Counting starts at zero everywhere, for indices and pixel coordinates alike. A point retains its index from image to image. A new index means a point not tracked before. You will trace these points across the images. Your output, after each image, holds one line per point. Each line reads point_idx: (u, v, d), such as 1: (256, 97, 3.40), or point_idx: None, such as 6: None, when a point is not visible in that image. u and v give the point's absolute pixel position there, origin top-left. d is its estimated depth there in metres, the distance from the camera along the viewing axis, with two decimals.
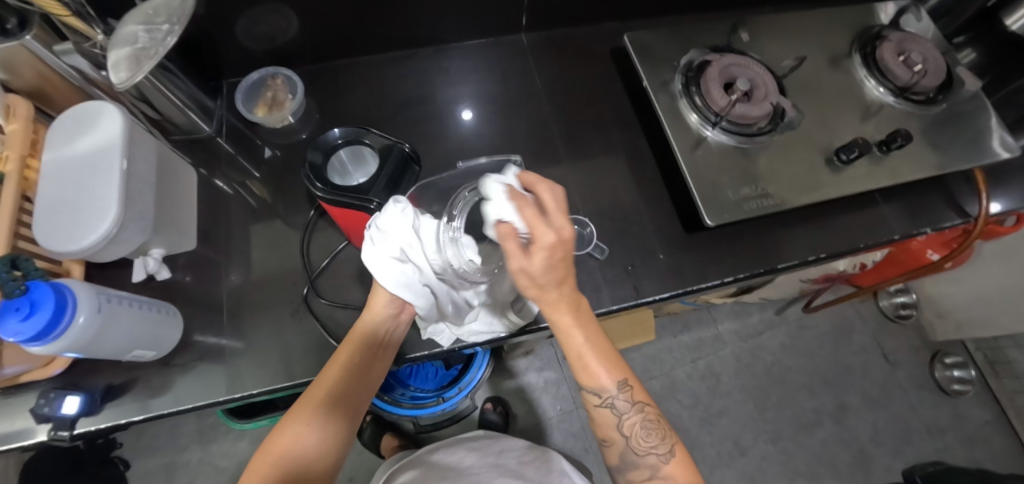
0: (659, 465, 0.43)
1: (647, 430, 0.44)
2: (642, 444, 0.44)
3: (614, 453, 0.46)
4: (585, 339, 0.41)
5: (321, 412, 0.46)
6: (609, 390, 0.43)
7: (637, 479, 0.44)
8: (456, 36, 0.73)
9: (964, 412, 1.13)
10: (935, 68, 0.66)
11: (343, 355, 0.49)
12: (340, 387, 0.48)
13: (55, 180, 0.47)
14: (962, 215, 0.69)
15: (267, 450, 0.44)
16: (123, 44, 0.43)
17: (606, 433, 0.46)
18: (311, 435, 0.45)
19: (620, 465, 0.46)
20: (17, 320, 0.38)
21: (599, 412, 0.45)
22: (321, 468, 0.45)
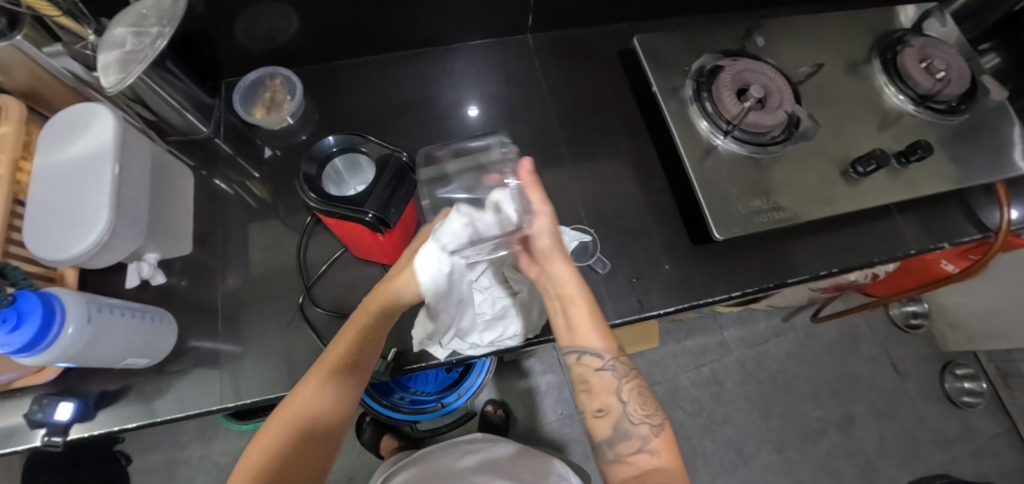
0: (649, 436, 0.44)
1: (643, 399, 0.46)
2: (638, 411, 0.45)
3: (605, 424, 0.45)
4: (586, 310, 0.46)
5: (330, 383, 0.43)
6: (606, 354, 0.46)
7: (625, 451, 0.43)
8: (459, 36, 0.71)
9: (974, 425, 1.11)
10: (959, 75, 0.63)
11: (359, 327, 0.44)
12: (349, 359, 0.44)
13: (46, 185, 0.46)
14: (981, 229, 0.66)
15: (277, 412, 0.43)
16: (112, 47, 0.41)
17: (601, 404, 0.46)
18: (320, 403, 0.43)
19: (612, 436, 0.44)
20: (4, 332, 0.37)
21: (596, 379, 0.46)
22: (329, 432, 0.44)
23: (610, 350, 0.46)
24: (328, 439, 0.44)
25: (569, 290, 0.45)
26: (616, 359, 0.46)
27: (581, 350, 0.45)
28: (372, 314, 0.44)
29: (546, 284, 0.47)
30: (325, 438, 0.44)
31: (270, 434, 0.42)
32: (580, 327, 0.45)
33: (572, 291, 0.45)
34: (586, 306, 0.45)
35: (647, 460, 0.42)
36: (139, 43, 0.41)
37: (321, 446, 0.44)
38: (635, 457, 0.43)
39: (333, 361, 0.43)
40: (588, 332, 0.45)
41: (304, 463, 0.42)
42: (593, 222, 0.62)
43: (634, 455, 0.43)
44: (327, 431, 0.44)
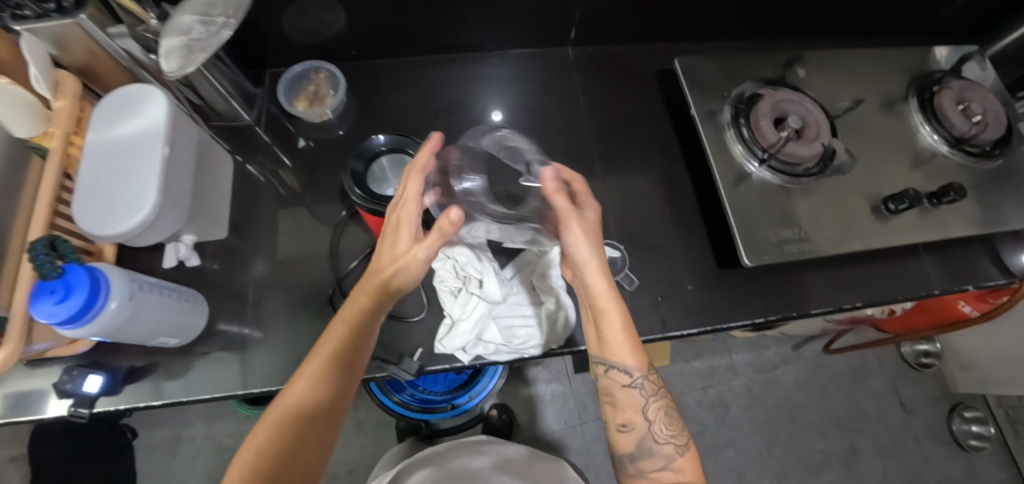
0: (674, 456, 0.45)
1: (670, 419, 0.46)
2: (664, 431, 0.46)
3: (627, 440, 0.46)
4: (622, 325, 0.46)
5: (329, 371, 0.41)
6: (636, 371, 0.46)
7: (648, 467, 0.45)
8: (501, 44, 0.72)
9: (979, 470, 1.10)
10: (996, 121, 0.63)
11: (353, 314, 0.43)
12: (347, 346, 0.42)
13: (95, 162, 0.46)
14: (1006, 274, 0.66)
15: (273, 406, 0.41)
16: (177, 33, 0.42)
17: (626, 419, 0.47)
18: (321, 393, 0.41)
19: (634, 452, 0.46)
20: (52, 303, 0.38)
21: (623, 394, 0.47)
22: (326, 426, 0.42)
23: (640, 368, 0.46)
24: (325, 431, 0.42)
25: (606, 305, 0.46)
26: (646, 377, 0.46)
27: (609, 363, 0.46)
28: (362, 302, 0.43)
29: (583, 294, 0.48)
30: (326, 426, 0.42)
31: (268, 424, 0.40)
32: (614, 342, 0.46)
33: (604, 304, 0.46)
34: (621, 318, 0.46)
35: (671, 476, 0.45)
36: (205, 32, 0.42)
37: (319, 438, 0.41)
38: (657, 473, 0.45)
39: (329, 350, 0.42)
40: (619, 347, 0.46)
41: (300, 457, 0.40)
42: (622, 238, 0.63)
43: (658, 471, 0.45)
44: (330, 418, 0.42)
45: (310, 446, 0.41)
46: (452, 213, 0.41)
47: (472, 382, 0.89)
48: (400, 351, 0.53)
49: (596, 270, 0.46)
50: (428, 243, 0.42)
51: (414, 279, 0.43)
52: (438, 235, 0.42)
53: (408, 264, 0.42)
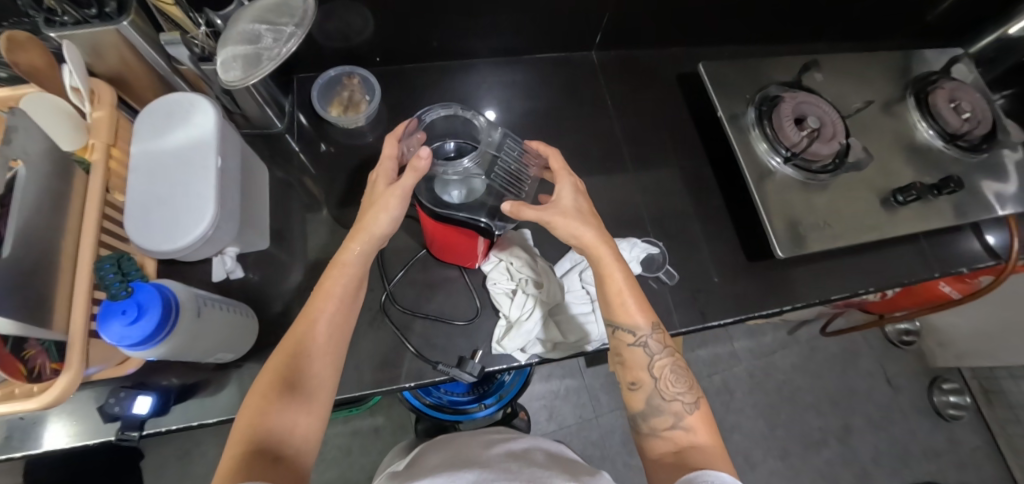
0: (683, 413, 0.43)
1: (676, 376, 0.45)
2: (670, 388, 0.44)
3: (638, 398, 0.45)
4: (624, 276, 0.45)
5: (302, 357, 0.41)
6: (643, 328, 0.45)
7: (660, 425, 0.43)
8: (527, 49, 0.73)
9: (958, 437, 1.20)
10: (984, 118, 0.69)
11: (324, 301, 0.43)
12: (316, 330, 0.42)
13: (145, 175, 0.45)
14: (994, 256, 0.73)
15: (249, 399, 0.39)
16: (240, 42, 0.42)
17: (633, 377, 0.46)
18: (296, 383, 0.40)
19: (645, 409, 0.44)
20: (123, 324, 0.36)
21: (629, 354, 0.46)
22: (310, 415, 0.40)
23: (647, 327, 0.45)
24: (309, 420, 0.39)
25: (611, 272, 0.45)
26: (651, 336, 0.46)
27: (614, 323, 0.46)
28: (326, 289, 0.44)
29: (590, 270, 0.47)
30: (307, 417, 0.39)
31: (242, 421, 0.37)
32: (615, 294, 0.45)
33: (618, 285, 0.45)
34: (622, 271, 0.45)
35: (683, 436, 0.42)
36: (272, 41, 0.42)
37: (303, 428, 0.39)
38: (670, 432, 0.42)
39: (295, 337, 0.41)
40: (625, 309, 0.45)
41: (284, 445, 0.37)
42: (657, 236, 0.66)
43: (670, 430, 0.42)
44: (311, 411, 0.40)
45: (290, 441, 0.37)
46: (420, 152, 0.41)
47: (501, 381, 0.88)
48: (459, 353, 0.55)
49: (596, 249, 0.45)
50: (406, 181, 0.43)
51: (393, 217, 0.45)
52: (414, 173, 0.42)
53: (388, 201, 0.44)
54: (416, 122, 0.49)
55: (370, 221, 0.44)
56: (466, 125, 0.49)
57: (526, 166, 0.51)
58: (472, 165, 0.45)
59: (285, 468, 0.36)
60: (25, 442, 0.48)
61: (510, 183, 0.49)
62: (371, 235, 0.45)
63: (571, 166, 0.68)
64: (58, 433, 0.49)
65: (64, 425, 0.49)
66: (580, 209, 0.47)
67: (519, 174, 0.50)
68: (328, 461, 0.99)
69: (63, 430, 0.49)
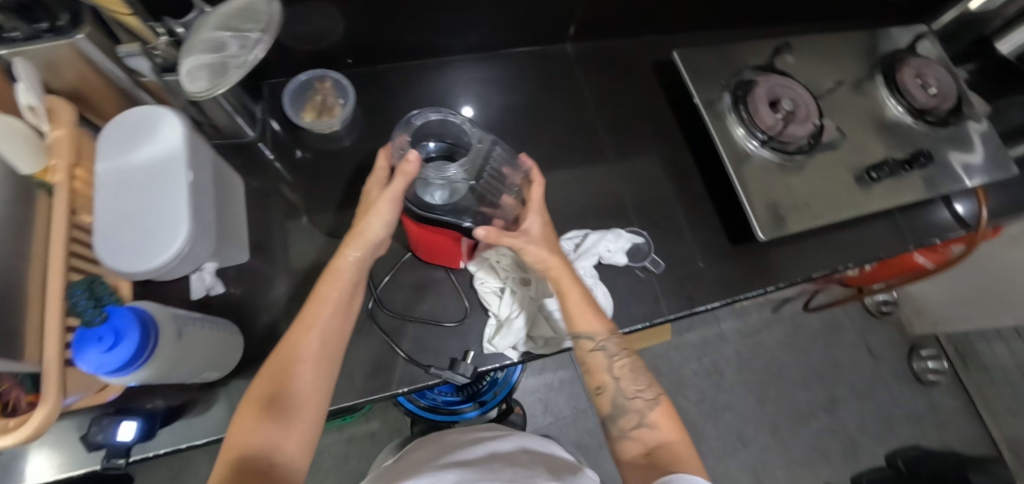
0: (646, 410, 0.42)
1: (637, 374, 0.45)
2: (632, 387, 0.44)
3: (605, 402, 0.44)
4: (582, 293, 0.47)
5: (297, 360, 0.40)
6: (602, 333, 0.45)
7: (628, 426, 0.42)
8: (501, 43, 0.72)
9: (937, 400, 1.25)
10: (948, 93, 0.72)
11: (321, 302, 0.43)
12: (313, 332, 0.41)
13: (113, 193, 0.43)
14: (964, 226, 0.75)
15: (245, 405, 0.38)
16: (204, 51, 0.41)
17: (597, 382, 0.45)
18: (292, 386, 0.38)
19: (612, 412, 0.43)
20: (100, 351, 0.35)
21: (591, 359, 0.45)
22: (305, 422, 0.38)
23: (606, 332, 0.46)
24: (304, 426, 0.38)
25: (569, 288, 0.47)
26: (611, 340, 0.46)
27: (574, 332, 0.46)
28: (322, 293, 0.43)
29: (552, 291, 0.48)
30: (302, 423, 0.38)
31: (236, 426, 0.36)
32: (576, 307, 0.46)
33: (573, 301, 0.46)
34: (579, 287, 0.47)
35: (649, 434, 0.41)
36: (238, 48, 0.40)
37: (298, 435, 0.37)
38: (637, 431, 0.41)
39: (292, 340, 0.41)
40: (584, 318, 0.46)
41: (277, 452, 0.35)
42: (641, 225, 0.66)
43: (636, 429, 0.41)
44: (308, 413, 0.38)
45: (285, 447, 0.36)
46: (409, 155, 0.42)
47: (494, 378, 0.88)
48: (451, 356, 0.54)
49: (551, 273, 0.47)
50: (398, 185, 0.43)
51: (387, 220, 0.44)
52: (404, 178, 0.42)
53: (379, 208, 0.44)
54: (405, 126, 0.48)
55: (364, 228, 0.44)
56: (456, 131, 0.48)
57: (512, 182, 0.51)
58: (457, 171, 0.45)
59: (277, 475, 0.34)
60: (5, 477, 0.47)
61: (494, 190, 0.49)
62: (366, 241, 0.44)
63: (552, 160, 0.68)
64: (39, 466, 0.47)
65: (47, 458, 0.48)
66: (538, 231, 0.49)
67: (504, 178, 0.50)
68: (325, 470, 0.98)
69: (46, 462, 0.47)
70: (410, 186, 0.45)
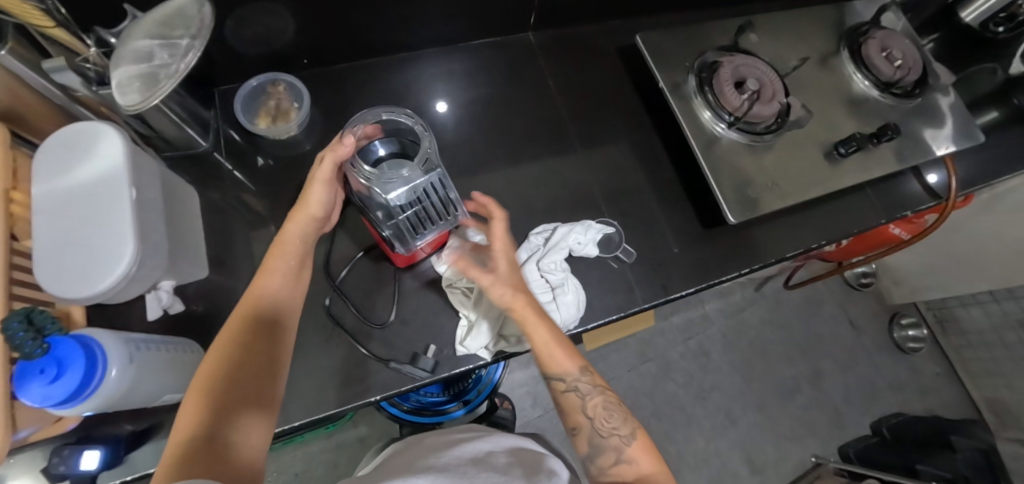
0: (622, 447, 0.43)
1: (610, 411, 0.45)
2: (606, 425, 0.44)
3: (582, 441, 0.45)
4: (549, 331, 0.45)
5: (247, 339, 0.39)
6: (573, 374, 0.45)
7: (606, 464, 0.43)
8: (462, 36, 0.70)
9: (919, 366, 1.27)
10: (913, 64, 0.71)
11: (266, 288, 0.43)
12: (260, 317, 0.41)
13: (52, 216, 0.41)
14: (934, 196, 0.76)
15: (191, 387, 0.36)
16: (135, 61, 0.38)
17: (574, 422, 0.46)
18: (244, 364, 0.38)
19: (590, 451, 0.44)
20: (43, 384, 0.34)
21: (565, 399, 0.46)
22: (259, 400, 0.37)
23: (578, 369, 0.45)
24: (257, 406, 0.37)
25: (533, 331, 0.45)
26: (583, 377, 0.46)
27: (546, 374, 0.46)
28: (269, 273, 0.43)
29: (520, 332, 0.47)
30: (255, 403, 0.37)
31: (183, 414, 0.34)
32: (542, 347, 0.45)
33: (541, 340, 0.45)
34: (546, 326, 0.45)
35: (629, 469, 0.41)
36: (169, 57, 0.38)
37: (251, 415, 0.36)
38: (615, 468, 0.42)
39: (240, 325, 0.40)
40: (552, 357, 0.45)
41: (230, 431, 0.34)
42: (613, 215, 0.65)
43: (615, 466, 0.42)
44: (263, 393, 0.38)
45: (238, 431, 0.34)
46: (343, 140, 0.43)
47: (478, 376, 0.87)
48: (412, 349, 0.54)
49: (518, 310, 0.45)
50: (323, 167, 0.45)
51: (326, 199, 0.48)
52: (331, 158, 0.44)
53: (314, 185, 0.46)
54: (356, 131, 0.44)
55: (307, 202, 0.47)
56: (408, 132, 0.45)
57: (449, 202, 0.49)
58: (410, 174, 0.43)
59: (234, 458, 0.32)
60: None
61: (413, 228, 0.49)
62: (308, 216, 0.47)
63: (520, 153, 0.67)
64: None
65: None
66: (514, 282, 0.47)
67: (433, 220, 0.50)
68: (315, 478, 0.97)
69: None
70: (354, 182, 0.46)
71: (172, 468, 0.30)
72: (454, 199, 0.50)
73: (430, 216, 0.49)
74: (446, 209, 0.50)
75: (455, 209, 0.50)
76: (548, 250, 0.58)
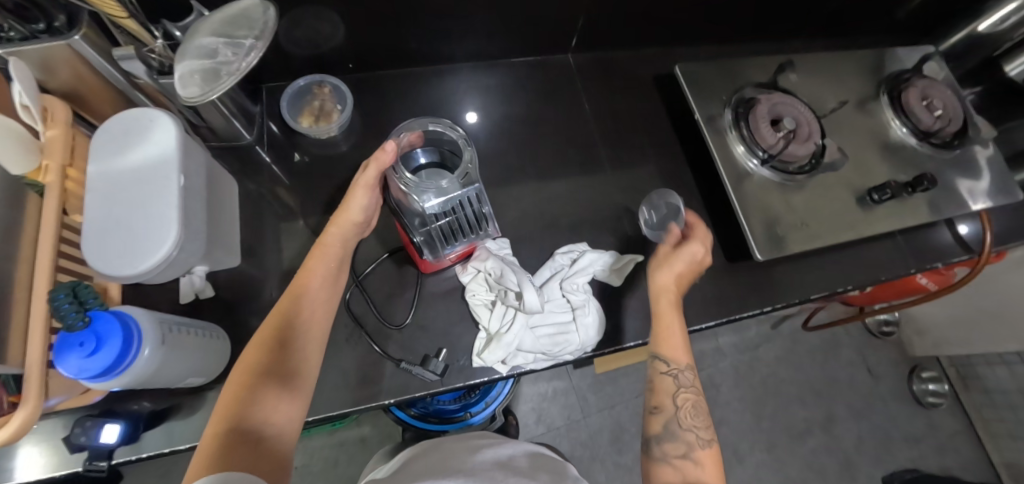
0: (695, 445, 0.45)
1: (696, 411, 0.48)
2: (689, 420, 0.47)
3: (657, 422, 0.47)
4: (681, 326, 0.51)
5: (285, 335, 0.40)
6: (681, 363, 0.49)
7: (672, 451, 0.45)
8: (503, 53, 0.72)
9: (937, 422, 1.23)
10: (954, 115, 0.71)
11: (306, 284, 0.44)
12: (298, 314, 0.42)
13: (103, 196, 0.43)
14: (968, 250, 0.74)
15: (233, 377, 0.38)
16: (198, 57, 0.40)
17: (657, 403, 0.48)
18: (279, 361, 0.39)
19: (661, 434, 0.46)
20: (81, 357, 0.35)
21: (659, 381, 0.49)
22: (293, 396, 0.39)
23: (685, 364, 0.49)
24: (291, 402, 0.38)
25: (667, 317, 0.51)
26: (684, 372, 0.49)
27: (655, 352, 0.50)
28: (311, 271, 0.45)
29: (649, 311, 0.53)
30: (289, 400, 0.38)
31: (222, 405, 0.36)
32: (665, 330, 0.50)
33: (661, 310, 0.52)
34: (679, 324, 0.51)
35: (693, 468, 0.44)
36: (231, 55, 0.40)
37: (285, 411, 0.38)
38: (681, 460, 0.44)
39: (278, 322, 0.41)
40: (674, 345, 0.50)
41: (265, 426, 0.36)
42: (638, 241, 0.65)
43: (681, 458, 0.45)
44: (295, 390, 0.39)
45: (272, 423, 0.36)
46: (387, 144, 0.45)
47: (486, 389, 0.87)
48: (424, 352, 0.54)
49: (667, 288, 0.53)
50: (368, 172, 0.46)
51: (366, 203, 0.48)
52: (376, 165, 0.46)
53: (357, 190, 0.48)
54: (400, 143, 0.46)
55: (348, 208, 0.48)
56: (449, 145, 0.47)
57: (480, 216, 0.51)
58: (450, 183, 0.44)
59: (267, 451, 0.35)
60: None
61: (444, 237, 0.50)
62: (349, 221, 0.48)
63: (550, 171, 0.68)
64: (15, 466, 0.47)
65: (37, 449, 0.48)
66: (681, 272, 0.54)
67: (463, 232, 0.51)
68: (314, 473, 0.97)
69: (23, 461, 0.47)
70: (401, 194, 0.46)
71: (211, 459, 0.32)
72: (485, 212, 0.51)
73: (462, 229, 0.51)
74: (476, 225, 0.51)
75: (484, 224, 0.52)
76: (573, 270, 0.58)
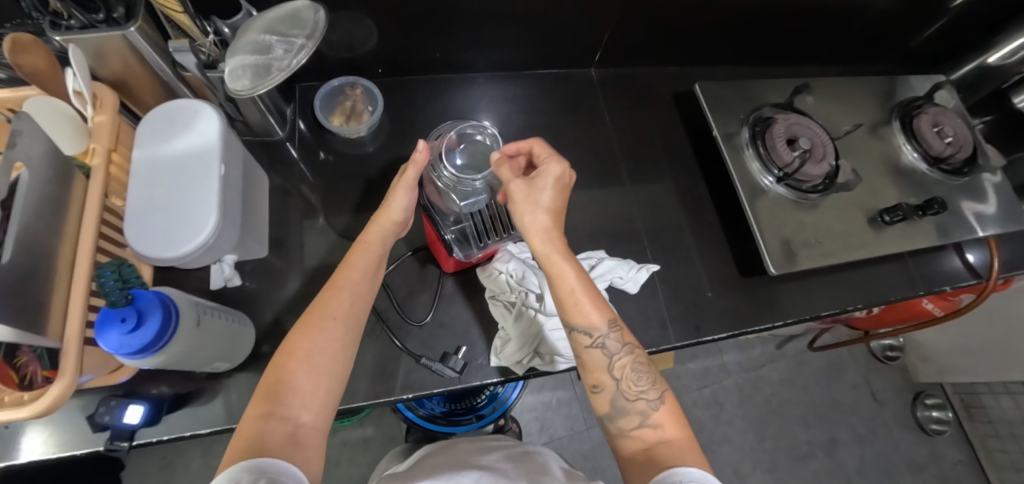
0: (648, 411, 0.41)
1: (638, 374, 0.43)
2: (632, 388, 0.42)
3: (602, 401, 0.43)
4: (575, 274, 0.44)
5: (322, 330, 0.41)
6: (600, 328, 0.43)
7: (628, 425, 0.41)
8: (528, 65, 0.75)
9: (940, 451, 1.22)
10: (964, 143, 0.72)
11: (348, 276, 0.44)
12: (336, 309, 0.42)
13: (147, 181, 0.44)
14: (975, 276, 0.75)
15: (271, 367, 0.39)
16: (249, 52, 0.43)
17: (595, 380, 0.44)
18: (314, 355, 0.40)
19: (610, 412, 0.42)
20: (121, 333, 0.36)
21: (588, 355, 0.44)
22: (329, 389, 0.40)
23: (604, 327, 0.43)
24: (325, 395, 0.39)
25: (562, 271, 0.44)
26: (609, 335, 0.43)
27: (570, 324, 0.44)
28: (352, 266, 0.45)
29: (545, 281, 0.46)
30: (324, 393, 0.39)
31: (261, 394, 0.37)
32: (567, 295, 0.44)
33: (555, 269, 0.44)
34: (573, 269, 0.44)
35: (653, 433, 0.40)
36: (281, 52, 0.42)
37: (320, 403, 0.39)
38: (638, 431, 0.41)
39: (316, 316, 0.41)
40: (579, 308, 0.44)
41: (298, 419, 0.37)
42: (653, 251, 0.67)
43: (638, 429, 0.41)
44: (330, 382, 0.40)
45: (308, 409, 0.38)
46: (418, 146, 0.46)
47: (493, 393, 0.87)
48: (443, 349, 0.55)
49: (546, 239, 0.45)
50: (407, 173, 0.47)
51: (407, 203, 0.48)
52: (413, 167, 0.47)
53: (397, 191, 0.48)
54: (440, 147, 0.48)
55: (388, 207, 0.48)
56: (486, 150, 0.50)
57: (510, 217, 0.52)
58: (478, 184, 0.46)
59: (302, 439, 0.36)
60: (4, 453, 0.47)
61: (478, 234, 0.51)
62: (390, 220, 0.48)
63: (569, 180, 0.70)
64: (36, 443, 0.48)
65: (47, 435, 0.48)
66: (552, 207, 0.46)
67: (495, 230, 0.51)
68: None
69: (42, 439, 0.48)
70: (438, 196, 0.49)
71: (250, 442, 0.33)
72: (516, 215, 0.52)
73: (493, 229, 0.51)
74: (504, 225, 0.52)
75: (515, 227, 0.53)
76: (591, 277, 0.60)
